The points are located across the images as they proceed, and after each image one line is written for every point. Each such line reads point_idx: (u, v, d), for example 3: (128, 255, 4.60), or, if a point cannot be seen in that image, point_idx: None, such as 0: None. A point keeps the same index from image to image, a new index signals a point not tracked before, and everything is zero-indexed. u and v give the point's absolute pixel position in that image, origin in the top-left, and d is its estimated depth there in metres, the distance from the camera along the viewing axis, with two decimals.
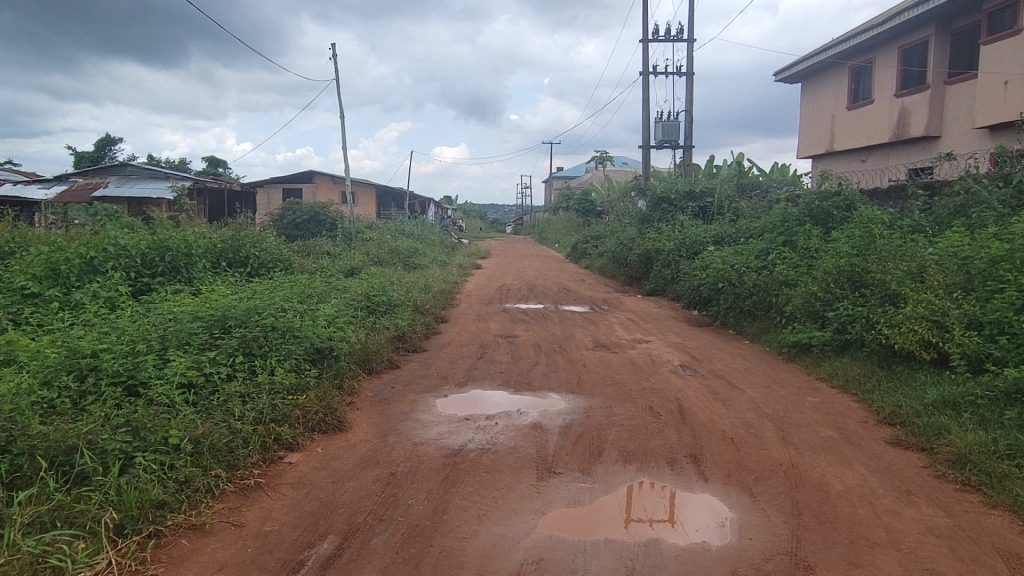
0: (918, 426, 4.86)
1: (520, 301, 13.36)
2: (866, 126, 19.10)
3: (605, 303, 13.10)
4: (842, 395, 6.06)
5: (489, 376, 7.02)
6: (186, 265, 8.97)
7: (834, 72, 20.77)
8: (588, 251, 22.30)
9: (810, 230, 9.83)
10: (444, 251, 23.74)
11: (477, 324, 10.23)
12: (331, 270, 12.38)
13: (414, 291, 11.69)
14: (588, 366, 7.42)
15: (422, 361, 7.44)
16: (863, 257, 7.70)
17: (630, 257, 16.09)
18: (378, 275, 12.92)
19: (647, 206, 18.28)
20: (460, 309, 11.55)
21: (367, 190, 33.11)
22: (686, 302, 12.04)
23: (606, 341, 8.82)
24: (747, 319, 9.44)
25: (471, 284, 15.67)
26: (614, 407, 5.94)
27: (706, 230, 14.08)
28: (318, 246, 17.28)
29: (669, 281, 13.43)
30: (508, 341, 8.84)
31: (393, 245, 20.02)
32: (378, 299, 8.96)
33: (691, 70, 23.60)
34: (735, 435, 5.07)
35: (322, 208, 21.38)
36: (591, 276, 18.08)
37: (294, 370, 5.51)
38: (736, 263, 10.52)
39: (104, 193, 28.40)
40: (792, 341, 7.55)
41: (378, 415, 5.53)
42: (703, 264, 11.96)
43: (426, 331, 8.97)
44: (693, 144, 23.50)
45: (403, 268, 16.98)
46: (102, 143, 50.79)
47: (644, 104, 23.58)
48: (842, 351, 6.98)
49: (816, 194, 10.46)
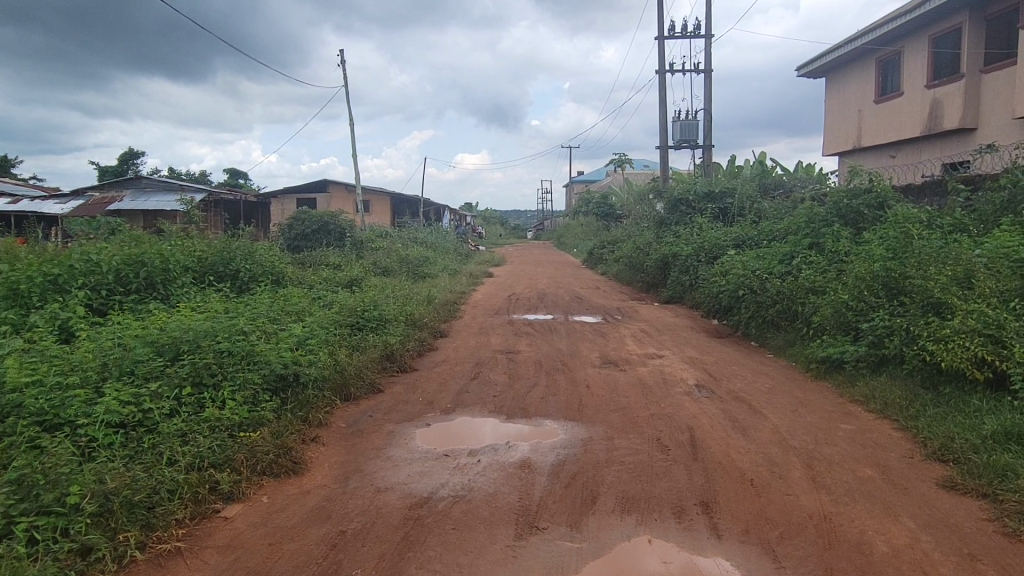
0: (977, 466, 4.08)
1: (529, 311, 12.65)
2: (896, 120, 18.13)
3: (619, 312, 12.34)
4: (881, 423, 5.26)
5: (481, 400, 6.31)
6: (164, 281, 8.39)
7: (860, 64, 19.81)
8: (605, 257, 21.53)
9: (839, 231, 9.00)
10: (457, 259, 23.11)
11: (478, 338, 9.54)
12: (329, 282, 11.76)
13: (414, 303, 11.03)
14: (592, 388, 6.67)
15: (409, 384, 6.76)
16: (900, 261, 6.89)
17: (646, 262, 15.31)
18: (379, 287, 12.30)
19: (664, 209, 17.48)
20: (462, 321, 10.88)
21: (382, 198, 32.66)
22: (706, 311, 11.24)
23: (615, 357, 8.07)
24: (771, 329, 8.63)
25: (480, 293, 14.99)
26: (617, 439, 5.19)
27: (727, 233, 13.25)
28: (324, 256, 16.73)
29: (687, 288, 12.64)
30: (507, 359, 8.13)
31: (403, 254, 19.44)
32: (369, 313, 8.26)
33: (710, 67, 22.75)
34: (756, 477, 4.29)
35: (331, 218, 20.60)
36: (606, 283, 17.33)
37: (248, 402, 4.83)
38: (758, 268, 9.71)
39: (119, 207, 28.26)
40: (821, 357, 6.76)
41: (345, 452, 4.84)
42: (723, 269, 11.16)
43: (419, 348, 8.30)
44: (713, 144, 22.63)
45: (411, 278, 16.36)
46: (125, 157, 51.05)
47: (661, 103, 22.77)
48: (879, 368, 6.19)
49: (845, 191, 9.62)
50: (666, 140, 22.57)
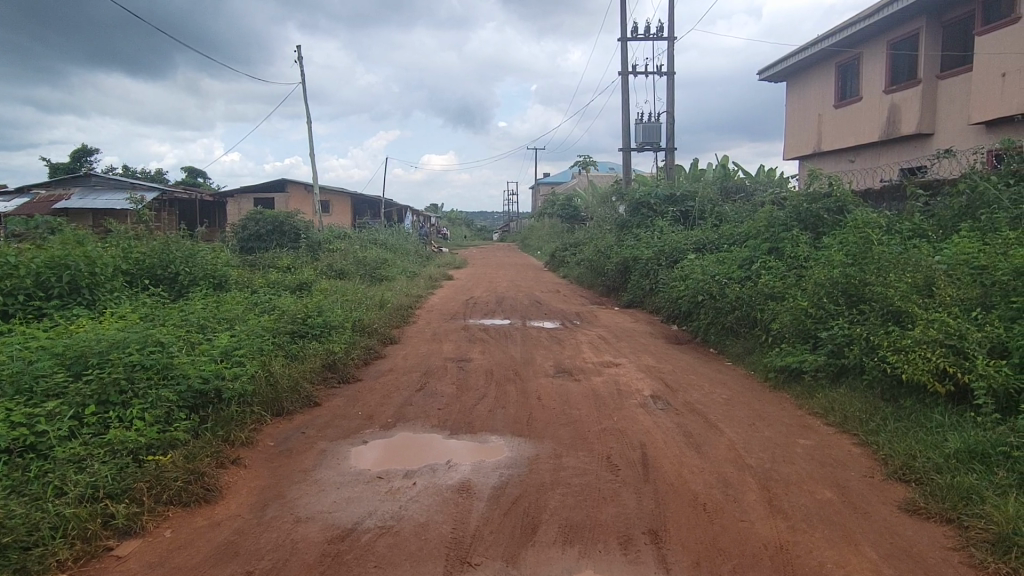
0: (940, 488, 3.85)
1: (486, 316, 12.29)
2: (855, 124, 18.22)
3: (578, 317, 12.05)
4: (841, 438, 5.04)
5: (424, 414, 5.94)
6: (90, 285, 7.83)
7: (820, 69, 19.89)
8: (567, 260, 21.29)
9: (799, 235, 8.83)
10: (417, 261, 22.64)
11: (429, 345, 9.16)
12: (276, 286, 11.26)
13: (364, 307, 10.60)
14: (543, 400, 6.35)
15: (349, 397, 6.35)
16: (861, 267, 6.70)
17: (607, 266, 15.07)
18: (330, 290, 11.82)
19: (625, 211, 17.28)
20: (415, 327, 10.48)
21: (342, 198, 32.02)
22: (665, 316, 11.01)
23: (570, 365, 7.76)
24: (730, 336, 8.41)
25: (437, 297, 14.60)
26: (564, 457, 4.86)
27: (687, 236, 13.08)
28: (276, 259, 16.15)
29: (647, 292, 12.41)
30: (457, 368, 7.77)
31: (360, 256, 18.92)
32: (312, 320, 7.80)
33: (672, 70, 22.67)
34: (709, 501, 4.00)
35: (285, 218, 19.98)
36: (567, 286, 17.06)
37: (161, 420, 4.39)
38: (717, 273, 9.50)
39: (65, 205, 27.13)
40: (780, 366, 6.54)
41: (268, 475, 4.42)
42: (683, 274, 10.95)
43: (365, 357, 7.89)
44: (675, 147, 22.55)
45: (366, 281, 15.88)
46: (77, 154, 49.35)
47: (624, 105, 22.62)
48: (838, 379, 5.98)
49: (804, 195, 9.46)
50: (628, 142, 22.42)
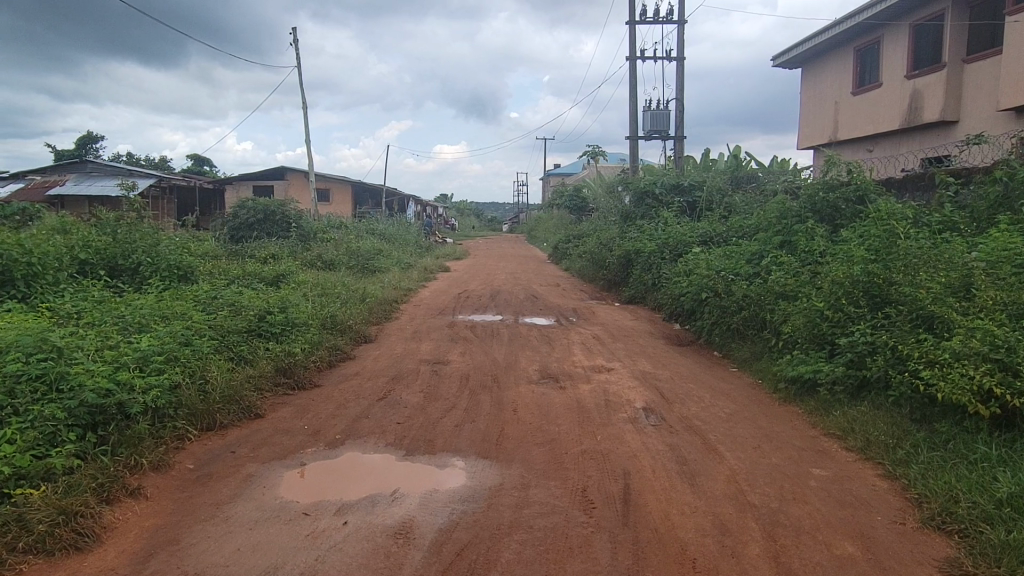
0: (993, 548, 3.06)
1: (476, 312, 11.51)
2: (873, 112, 17.28)
3: (574, 314, 11.25)
4: (863, 468, 4.25)
5: (381, 428, 5.17)
6: (26, 277, 7.10)
7: (838, 53, 18.91)
8: (570, 252, 20.48)
9: (813, 227, 7.97)
10: (416, 252, 21.88)
11: (406, 343, 8.39)
12: (250, 277, 10.51)
13: (342, 301, 9.84)
14: (519, 412, 5.57)
15: (299, 408, 5.60)
16: (885, 264, 5.88)
17: (608, 259, 14.24)
18: (309, 282, 11.06)
19: (629, 202, 16.43)
20: (396, 324, 9.70)
21: (342, 187, 31.28)
22: (668, 313, 10.18)
23: (556, 370, 6.96)
24: (736, 339, 7.60)
25: (428, 290, 13.84)
26: (532, 489, 4.08)
27: (693, 229, 12.22)
28: (261, 249, 15.43)
29: (649, 288, 11.59)
30: (430, 372, 6.99)
31: (353, 247, 18.17)
32: (271, 317, 7.07)
33: (682, 55, 21.73)
34: (701, 556, 3.22)
35: (277, 206, 19.27)
36: (567, 279, 16.25)
37: (41, 444, 3.64)
38: (723, 268, 8.67)
39: (60, 192, 26.52)
40: (792, 376, 5.75)
41: (170, 511, 3.67)
42: (686, 269, 10.10)
43: (330, 359, 7.14)
44: (684, 135, 21.63)
45: (356, 273, 15.14)
46: (82, 142, 48.78)
47: (631, 91, 21.70)
48: (859, 394, 5.17)
49: (819, 183, 8.59)
50: (635, 130, 21.51)
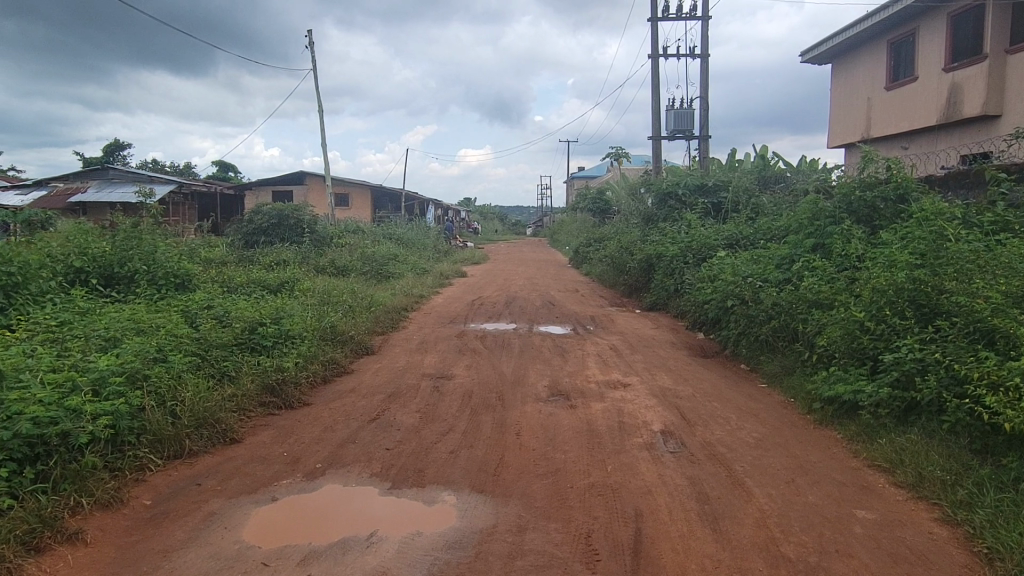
0: None
1: (489, 320, 10.99)
2: (908, 107, 16.47)
3: (592, 322, 10.67)
4: (917, 510, 3.64)
5: (368, 454, 4.67)
6: (7, 288, 6.75)
7: (870, 47, 18.12)
8: (590, 256, 19.91)
9: (850, 228, 7.32)
10: (433, 256, 21.46)
11: (409, 355, 7.90)
12: (253, 285, 10.12)
13: (346, 310, 9.38)
14: (523, 436, 5.03)
15: (282, 430, 5.12)
16: (935, 270, 5.24)
17: (629, 263, 13.63)
18: (315, 289, 10.64)
19: (651, 203, 15.82)
20: (402, 334, 9.21)
21: (362, 191, 31.02)
22: (692, 322, 9.55)
23: (567, 387, 6.40)
24: (765, 351, 6.98)
25: (442, 297, 13.36)
26: (529, 533, 3.54)
27: (718, 231, 11.58)
28: (273, 255, 15.09)
29: (671, 294, 10.97)
30: (430, 388, 6.49)
31: (368, 252, 17.78)
32: (263, 329, 6.64)
33: (706, 52, 21.07)
34: None
35: (291, 211, 18.95)
36: (587, 285, 15.68)
37: None
38: (750, 273, 8.05)
39: (81, 199, 26.59)
40: (829, 396, 5.14)
41: (107, 561, 3.20)
42: (711, 274, 9.47)
43: (326, 375, 6.70)
44: (709, 135, 20.95)
45: (369, 279, 14.73)
46: (109, 148, 49.30)
47: (654, 89, 21.06)
48: (908, 417, 4.55)
49: (855, 182, 7.92)
50: (658, 131, 20.86)
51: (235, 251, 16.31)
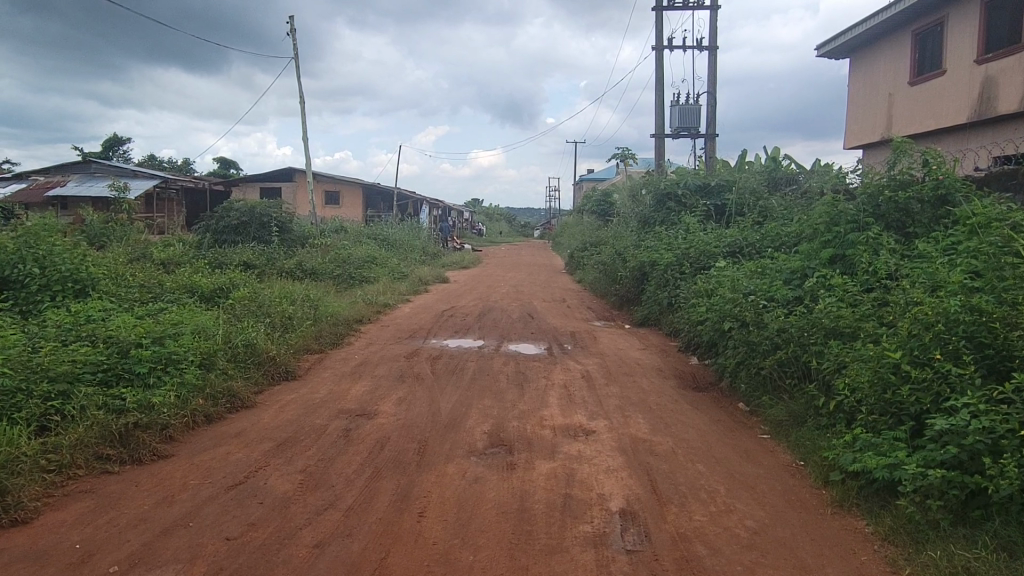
0: None
1: (455, 335, 9.58)
2: (935, 104, 15.02)
3: (571, 339, 9.24)
4: None
5: (196, 547, 3.30)
6: None
7: (893, 39, 16.65)
8: (585, 261, 18.49)
9: (878, 237, 5.91)
10: (419, 259, 20.08)
11: (336, 383, 6.51)
12: (179, 294, 8.76)
13: (278, 325, 8.01)
14: (429, 516, 3.65)
15: (101, 502, 3.75)
16: (1002, 302, 3.86)
17: (621, 271, 12.20)
18: (254, 296, 9.28)
19: (649, 204, 14.37)
20: (343, 353, 7.83)
21: (353, 190, 29.71)
22: (685, 343, 8.11)
23: (513, 435, 4.99)
24: (768, 389, 5.56)
25: (410, 306, 11.97)
26: None
27: (718, 238, 10.13)
28: (234, 258, 13.74)
29: (664, 309, 9.53)
30: (339, 430, 5.11)
31: (343, 253, 16.42)
32: (134, 352, 5.31)
33: (715, 44, 19.61)
34: None
35: (263, 207, 17.57)
36: (577, 294, 14.26)
37: None
38: (753, 289, 6.62)
39: (60, 193, 25.37)
40: (854, 468, 3.75)
41: None
42: (708, 288, 8.03)
43: (215, 410, 5.34)
44: (716, 133, 19.48)
45: (336, 286, 13.36)
46: (109, 143, 48.15)
47: (658, 83, 19.61)
48: (970, 513, 3.17)
49: (884, 179, 6.49)
50: (661, 128, 19.39)
51: (196, 252, 14.97)
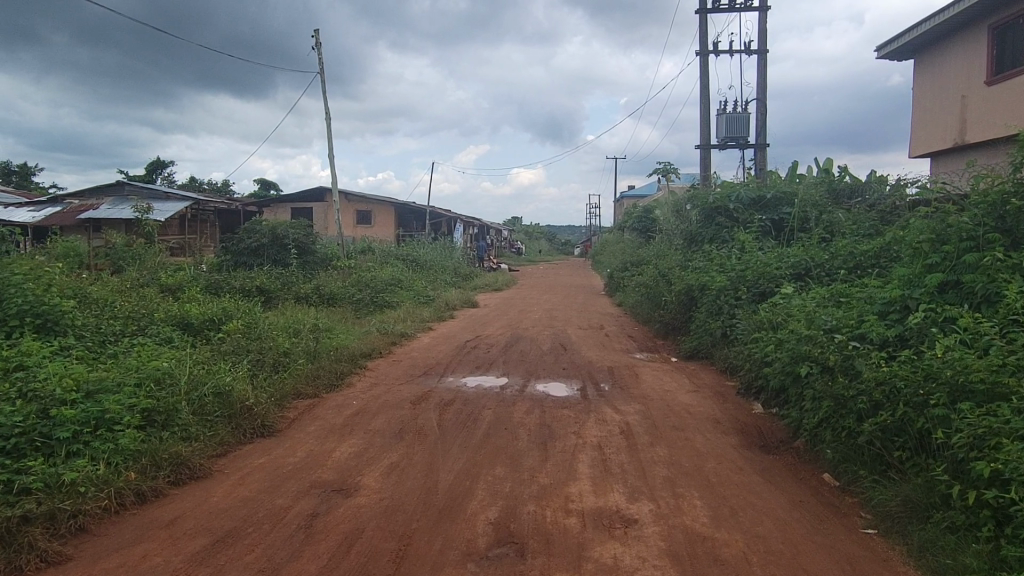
0: None
1: (475, 371, 8.38)
2: (1016, 105, 13.42)
3: (609, 377, 7.96)
4: None
5: None
6: None
7: (964, 36, 15.10)
8: (625, 282, 17.20)
9: (1008, 258, 4.59)
10: (448, 281, 19.01)
11: (320, 441, 5.35)
12: (163, 329, 7.75)
13: (266, 367, 6.94)
14: None
15: None
16: None
17: (665, 295, 10.88)
18: (250, 328, 8.26)
19: (695, 220, 13.04)
20: (339, 397, 6.70)
21: (385, 208, 28.91)
22: (745, 385, 6.76)
23: (526, 527, 3.75)
24: (866, 462, 4.22)
25: (431, 335, 10.82)
26: None
27: (779, 257, 8.76)
28: (248, 282, 12.82)
29: (717, 341, 8.19)
30: (302, 515, 3.94)
31: (366, 276, 15.42)
32: (54, 412, 4.27)
33: (764, 48, 18.25)
34: None
35: (285, 228, 16.70)
36: (616, 319, 12.96)
37: None
38: (837, 324, 5.29)
39: (93, 215, 25.12)
40: None
41: None
42: (773, 319, 6.69)
43: (154, 483, 4.24)
44: (767, 143, 18.04)
45: (353, 313, 12.31)
46: (152, 167, 48.63)
47: (703, 91, 18.29)
48: None
49: (1007, 184, 5.18)
50: (707, 139, 18.04)
51: (211, 276, 14.13)
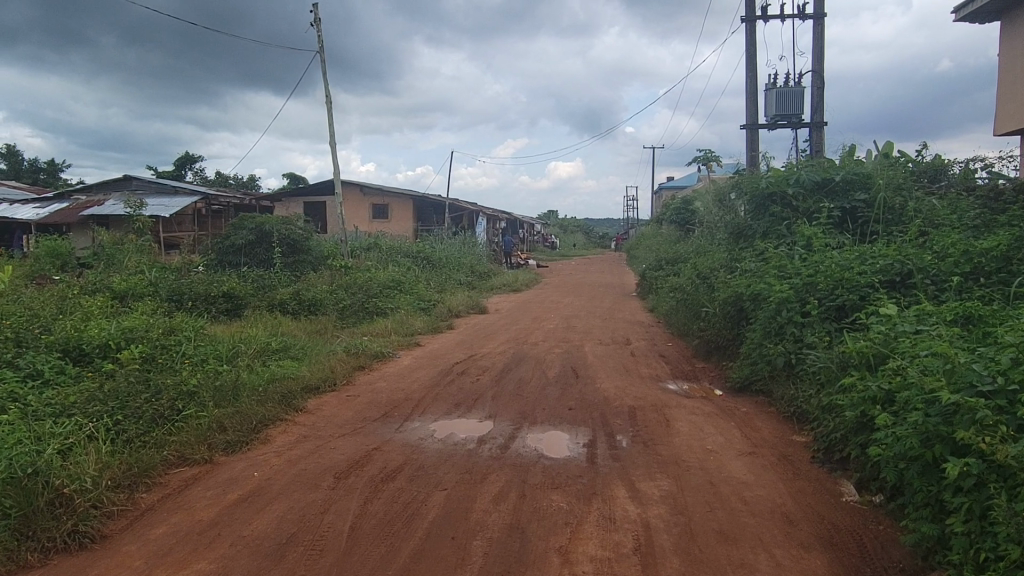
0: None
1: (452, 411, 6.34)
2: None
3: (630, 423, 5.84)
4: None
5: None
6: None
7: None
8: (660, 282, 14.97)
9: None
10: (462, 282, 16.95)
11: (149, 566, 3.33)
12: (31, 361, 5.82)
13: (141, 422, 4.95)
14: None
15: None
16: None
17: (707, 304, 8.69)
18: (156, 356, 6.33)
19: (744, 211, 10.75)
20: (238, 466, 4.70)
21: (401, 201, 27.00)
22: (826, 453, 4.59)
23: None
24: None
25: (415, 354, 8.82)
26: None
27: (861, 258, 6.53)
28: (215, 287, 10.94)
29: (778, 373, 6.01)
30: None
31: (362, 278, 13.47)
32: None
33: (821, 11, 15.77)
34: None
35: (275, 224, 14.82)
36: (647, 330, 10.78)
37: None
38: (1005, 385, 3.11)
39: (95, 211, 23.57)
40: None
41: None
42: (869, 355, 4.50)
43: None
44: (824, 121, 15.58)
45: (334, 325, 10.35)
46: (178, 162, 47.53)
47: (750, 62, 15.89)
48: None
49: None
50: (755, 117, 15.65)
51: (182, 280, 12.28)
